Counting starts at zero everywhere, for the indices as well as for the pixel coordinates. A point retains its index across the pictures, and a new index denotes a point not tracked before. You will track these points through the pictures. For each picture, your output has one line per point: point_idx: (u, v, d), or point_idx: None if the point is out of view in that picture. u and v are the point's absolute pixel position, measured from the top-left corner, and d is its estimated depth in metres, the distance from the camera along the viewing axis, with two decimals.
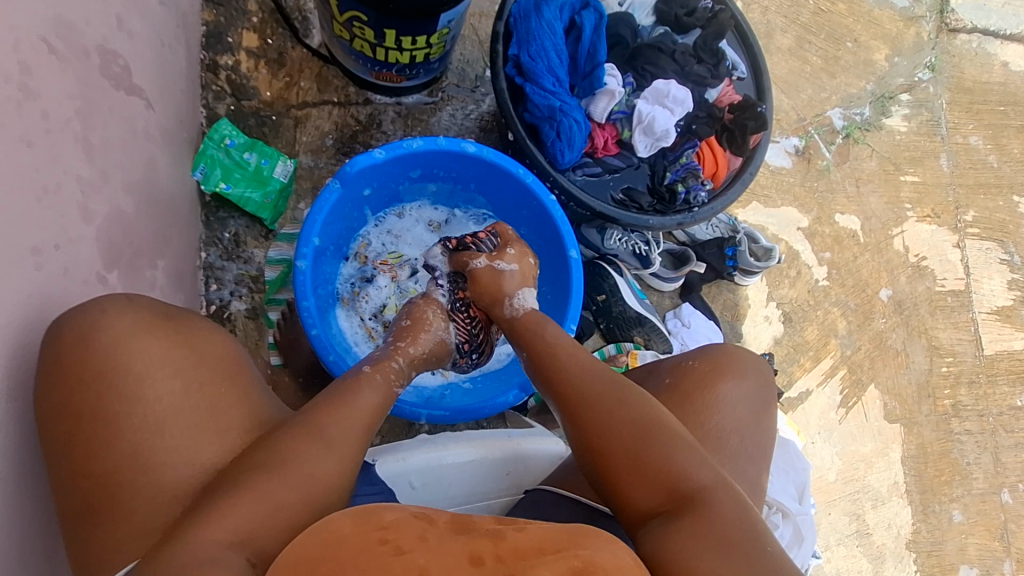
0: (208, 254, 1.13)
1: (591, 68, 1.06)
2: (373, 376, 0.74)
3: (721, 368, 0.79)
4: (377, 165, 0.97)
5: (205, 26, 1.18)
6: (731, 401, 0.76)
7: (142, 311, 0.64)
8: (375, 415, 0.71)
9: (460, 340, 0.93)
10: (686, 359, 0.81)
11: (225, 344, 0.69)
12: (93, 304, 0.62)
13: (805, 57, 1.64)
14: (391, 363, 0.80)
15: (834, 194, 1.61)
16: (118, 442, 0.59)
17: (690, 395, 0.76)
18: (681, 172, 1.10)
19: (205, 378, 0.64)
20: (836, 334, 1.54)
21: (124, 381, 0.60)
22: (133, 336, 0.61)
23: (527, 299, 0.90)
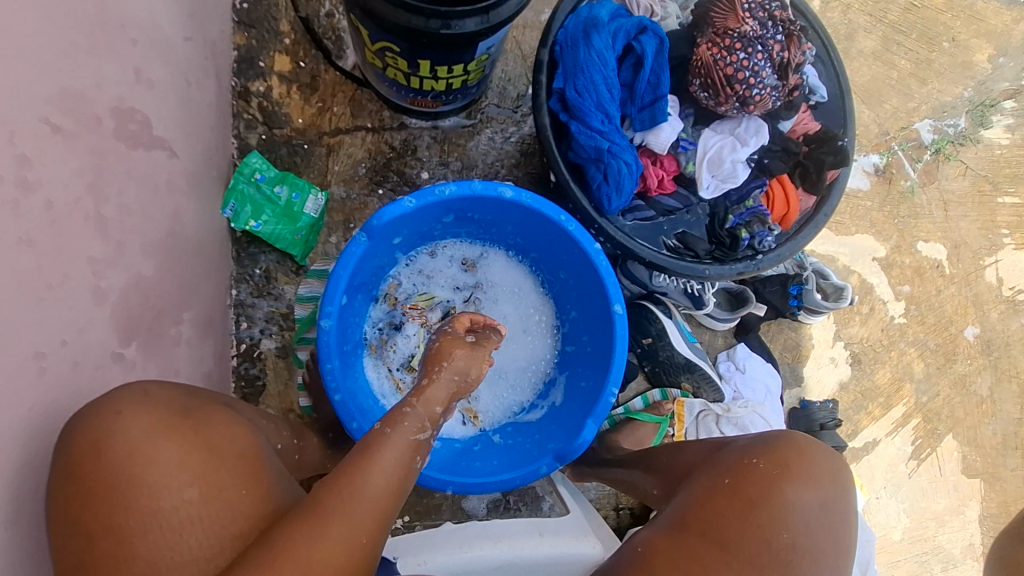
0: (239, 291, 1.11)
1: (653, 98, 0.94)
2: (390, 437, 0.66)
3: (789, 471, 0.72)
4: (407, 213, 0.91)
5: (237, 51, 1.13)
6: (799, 509, 0.69)
7: (160, 411, 0.62)
8: (396, 491, 0.64)
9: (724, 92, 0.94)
10: (748, 457, 0.74)
11: (241, 436, 0.68)
12: (107, 407, 0.59)
13: (892, 61, 1.45)
14: (405, 411, 0.68)
15: (916, 219, 1.43)
16: (133, 561, 0.54)
17: (753, 503, 0.69)
18: (746, 215, 0.98)
19: (222, 479, 0.61)
20: (911, 378, 1.39)
21: (135, 489, 0.57)
22: (150, 440, 0.59)
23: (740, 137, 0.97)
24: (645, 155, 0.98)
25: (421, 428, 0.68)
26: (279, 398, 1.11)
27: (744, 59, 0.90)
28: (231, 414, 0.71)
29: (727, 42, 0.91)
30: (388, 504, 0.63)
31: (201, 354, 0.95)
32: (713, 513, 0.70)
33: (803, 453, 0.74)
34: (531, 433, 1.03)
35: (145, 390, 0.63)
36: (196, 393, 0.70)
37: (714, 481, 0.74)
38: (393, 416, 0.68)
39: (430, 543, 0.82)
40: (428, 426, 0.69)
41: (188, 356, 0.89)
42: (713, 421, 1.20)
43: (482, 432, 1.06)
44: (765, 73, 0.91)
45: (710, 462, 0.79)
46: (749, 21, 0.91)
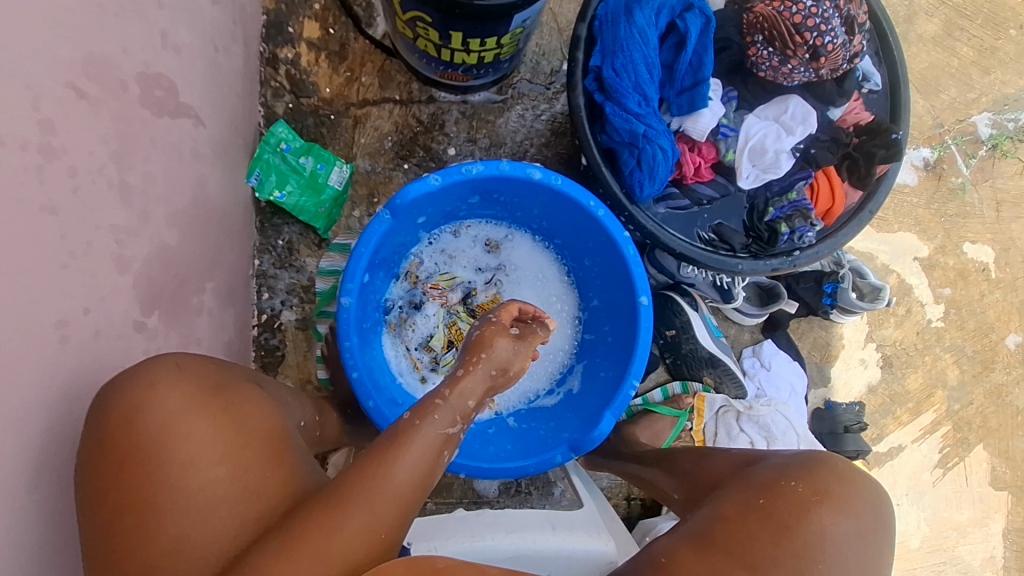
0: (262, 261, 1.11)
1: (694, 82, 0.89)
2: (419, 429, 0.65)
3: (829, 497, 0.67)
4: (432, 191, 0.89)
5: (266, 15, 1.11)
6: (837, 540, 0.64)
7: (192, 387, 0.62)
8: (421, 484, 0.63)
9: (792, 63, 0.86)
10: (784, 478, 0.70)
11: (270, 416, 0.68)
12: (142, 379, 0.59)
13: (953, 48, 1.36)
14: (436, 403, 0.68)
15: (965, 218, 1.35)
16: (158, 535, 0.56)
17: (788, 528, 0.65)
18: (787, 209, 0.92)
19: (249, 459, 0.61)
20: (944, 384, 1.34)
21: (164, 465, 0.57)
22: (181, 416, 0.59)
23: (794, 112, 0.90)
24: (682, 141, 0.93)
25: (453, 422, 0.67)
26: (297, 369, 1.12)
27: (810, 8, 0.82)
28: (260, 391, 0.70)
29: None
30: (410, 497, 0.62)
31: (223, 324, 0.95)
32: (746, 532, 0.66)
33: (846, 479, 0.69)
34: (546, 419, 1.02)
35: (178, 363, 0.63)
36: (229, 367, 0.70)
37: (747, 498, 0.70)
38: (425, 408, 0.67)
39: (444, 531, 0.81)
40: (459, 420, 0.68)
41: (209, 326, 0.90)
42: (733, 417, 1.19)
43: (497, 415, 1.04)
44: (835, 21, 0.83)
45: (741, 479, 0.75)
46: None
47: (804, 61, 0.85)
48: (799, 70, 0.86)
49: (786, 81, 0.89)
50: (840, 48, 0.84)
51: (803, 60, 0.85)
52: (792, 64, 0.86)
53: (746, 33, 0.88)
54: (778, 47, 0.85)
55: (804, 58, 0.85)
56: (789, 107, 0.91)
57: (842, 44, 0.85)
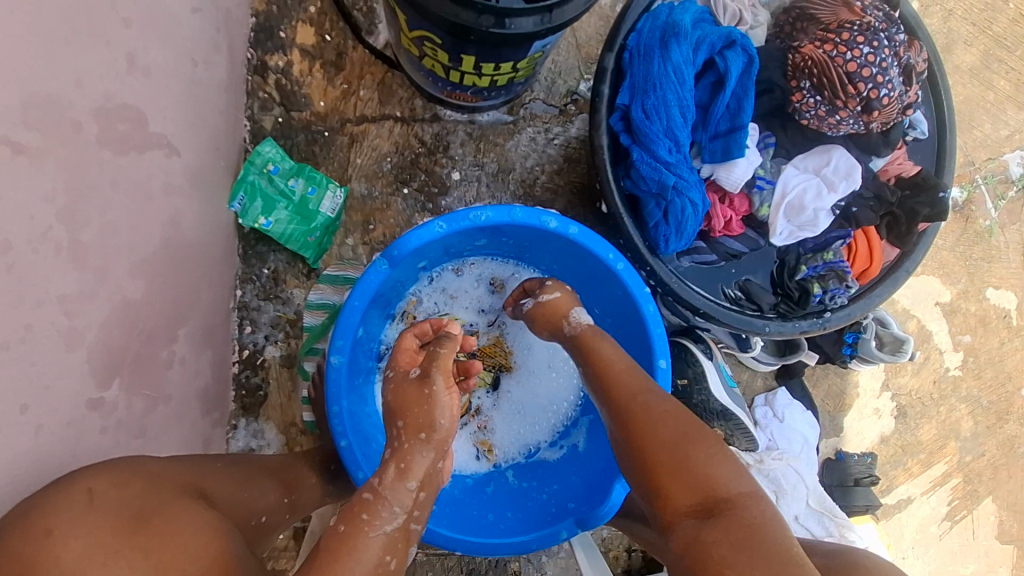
0: (244, 292, 1.01)
1: (730, 127, 0.80)
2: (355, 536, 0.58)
3: None
4: (436, 239, 0.80)
5: (255, 18, 1.00)
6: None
7: (105, 526, 0.48)
8: None
9: (841, 112, 0.77)
10: None
11: (207, 545, 0.54)
12: (35, 525, 0.46)
13: (990, 80, 1.28)
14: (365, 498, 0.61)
15: (990, 263, 1.29)
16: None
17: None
18: (821, 269, 0.85)
19: None
20: (957, 435, 1.29)
21: None
22: (87, 573, 0.46)
23: (836, 165, 0.82)
24: (711, 190, 0.84)
25: (390, 517, 0.60)
26: (280, 411, 1.03)
27: (866, 55, 0.74)
28: (198, 509, 0.57)
29: (846, 36, 0.75)
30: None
31: (197, 372, 0.86)
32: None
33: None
34: (546, 479, 0.94)
35: (89, 492, 0.50)
36: (159, 480, 0.57)
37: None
38: (352, 518, 0.59)
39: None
40: (399, 513, 0.61)
41: (181, 378, 0.81)
42: None
43: (495, 468, 0.97)
44: (893, 71, 0.75)
45: None
46: (871, 14, 0.77)
47: (854, 110, 0.77)
48: (848, 120, 0.78)
49: (831, 131, 0.80)
50: (895, 101, 0.77)
51: (854, 109, 0.77)
52: (841, 114, 0.77)
53: (789, 76, 0.79)
54: (826, 93, 0.76)
55: (856, 107, 0.76)
56: (827, 159, 0.82)
57: (898, 96, 0.77)
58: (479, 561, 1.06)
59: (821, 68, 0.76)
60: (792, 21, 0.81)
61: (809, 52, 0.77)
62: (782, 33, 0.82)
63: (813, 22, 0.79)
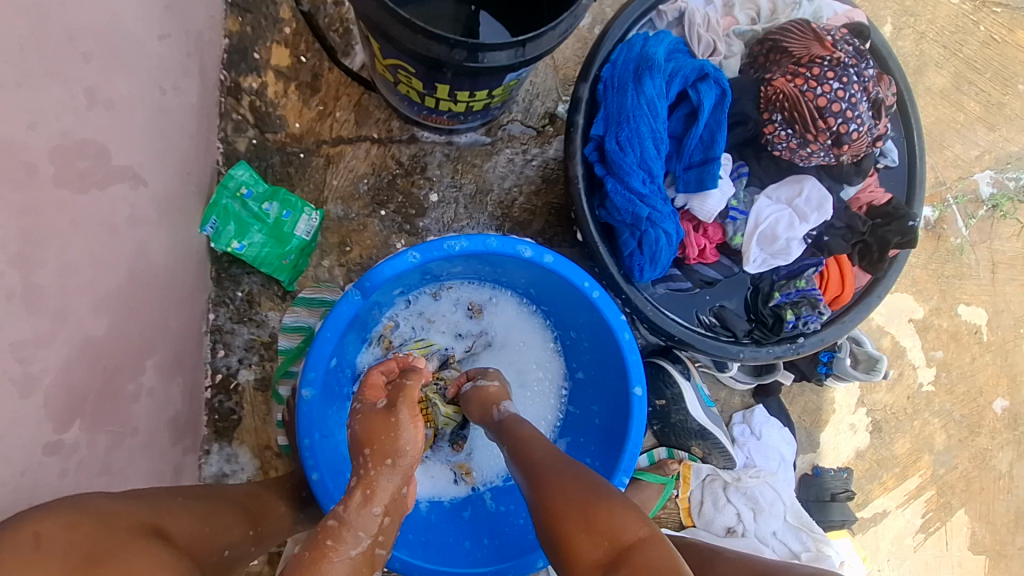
0: (217, 315, 1.00)
1: (703, 158, 0.80)
2: (331, 556, 0.58)
3: None
4: (409, 268, 0.79)
5: (228, 39, 0.99)
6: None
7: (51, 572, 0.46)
8: None
9: (811, 146, 0.78)
10: None
11: None
12: None
13: (960, 102, 1.31)
14: (328, 524, 0.61)
15: (962, 280, 1.32)
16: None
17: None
18: (794, 296, 0.86)
19: None
20: (930, 449, 1.31)
21: None
22: None
23: (807, 197, 0.82)
24: (686, 218, 0.84)
25: (355, 542, 0.60)
26: (255, 434, 1.01)
27: (836, 91, 0.75)
28: (159, 547, 0.54)
29: (816, 71, 0.76)
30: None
31: (167, 400, 0.84)
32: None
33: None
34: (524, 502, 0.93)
35: (37, 535, 0.47)
36: (117, 516, 0.54)
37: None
38: (317, 544, 0.59)
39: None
40: (365, 539, 0.61)
41: (149, 409, 0.79)
42: (720, 486, 1.14)
43: (473, 491, 0.96)
44: (862, 106, 0.76)
45: None
46: (841, 49, 0.78)
47: (824, 144, 0.78)
48: (818, 153, 0.79)
49: (803, 162, 0.81)
50: (864, 135, 0.78)
51: (824, 143, 0.77)
52: (811, 148, 0.78)
53: (761, 108, 0.80)
54: (796, 127, 0.77)
55: (826, 141, 0.77)
56: (799, 190, 0.82)
57: (868, 130, 0.77)
58: None
59: (791, 103, 0.77)
60: (766, 52, 0.82)
61: (781, 87, 0.78)
62: (755, 65, 0.83)
63: (784, 55, 0.79)
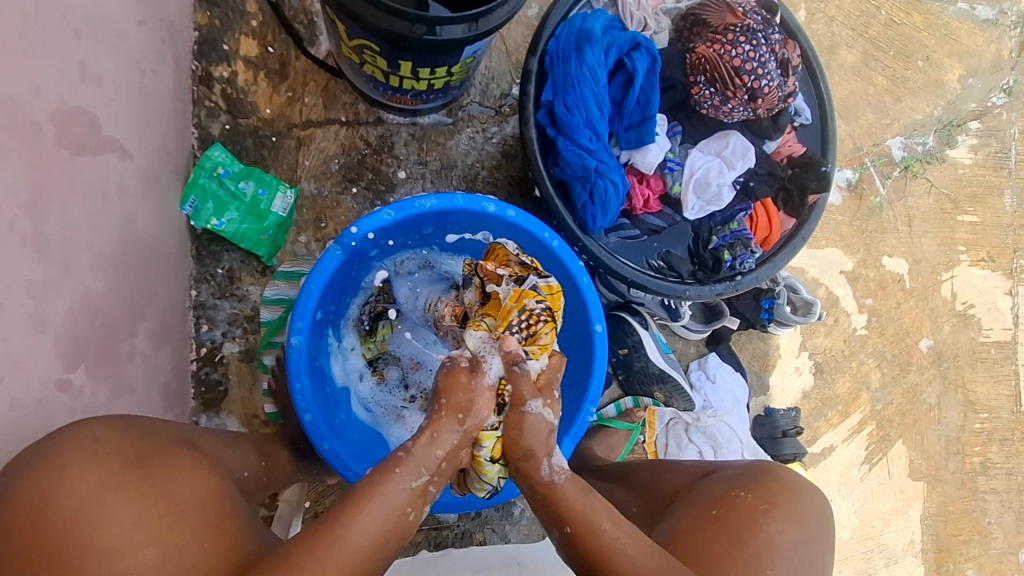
0: (199, 291, 1.05)
1: (641, 119, 0.90)
2: (386, 483, 0.64)
3: (776, 506, 0.78)
4: (385, 225, 0.86)
5: (198, 31, 1.05)
6: (784, 547, 0.74)
7: (110, 463, 0.58)
8: (379, 544, 0.63)
9: (732, 104, 0.89)
10: (735, 490, 0.81)
11: (204, 483, 0.64)
12: (50, 460, 0.55)
13: (869, 77, 1.47)
14: (399, 455, 0.66)
15: (883, 234, 1.47)
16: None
17: (740, 538, 0.74)
18: (730, 238, 0.96)
19: (180, 535, 0.58)
20: (868, 387, 1.45)
21: (84, 558, 0.53)
22: (99, 500, 0.55)
23: (732, 146, 0.93)
24: (632, 173, 0.94)
25: (417, 474, 0.65)
26: (242, 403, 1.07)
27: (747, 53, 0.86)
28: (194, 453, 0.68)
29: (730, 37, 0.87)
30: (365, 558, 0.62)
31: (157, 366, 0.89)
32: (705, 542, 0.74)
33: (792, 492, 0.81)
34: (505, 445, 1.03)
35: (94, 434, 0.59)
36: (156, 429, 0.66)
37: (702, 512, 0.79)
38: (386, 467, 0.65)
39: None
40: (424, 471, 0.65)
41: (143, 371, 0.84)
42: (682, 429, 1.23)
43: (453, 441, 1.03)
44: (771, 65, 0.87)
45: (695, 492, 0.85)
46: (750, 18, 0.90)
47: (742, 101, 0.89)
48: (738, 109, 0.90)
49: (727, 118, 0.92)
50: (777, 91, 0.89)
51: (743, 100, 0.89)
52: (731, 105, 0.89)
53: (687, 74, 0.91)
54: (717, 87, 0.88)
55: (744, 97, 0.88)
56: (726, 142, 0.94)
57: (779, 86, 0.89)
58: (446, 532, 1.12)
59: (710, 67, 0.88)
60: (688, 27, 0.93)
61: (701, 53, 0.89)
62: (681, 37, 0.94)
63: (702, 28, 0.91)
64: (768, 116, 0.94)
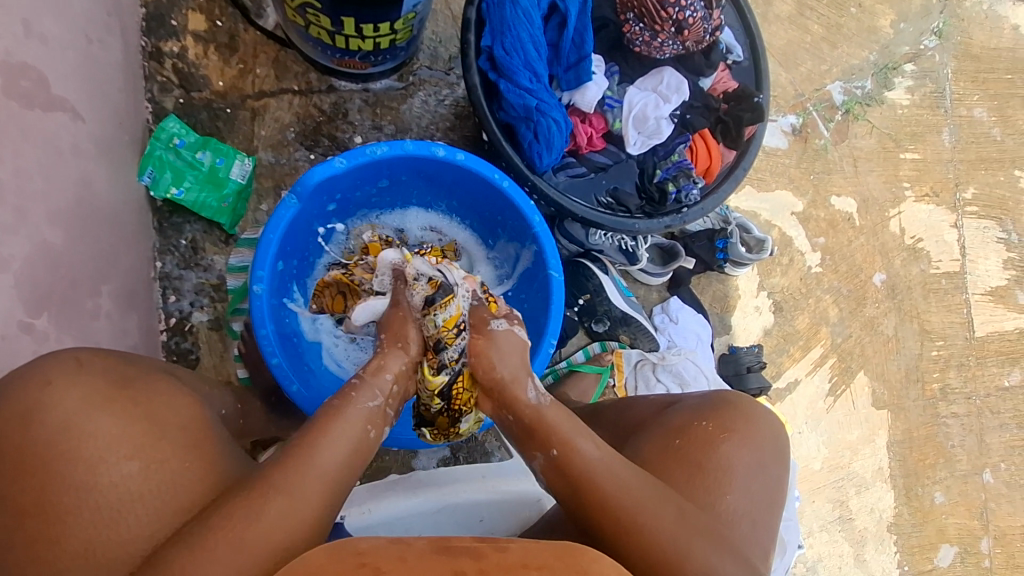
0: (164, 263, 1.07)
1: (578, 58, 0.95)
2: (345, 409, 0.67)
3: (734, 433, 0.79)
4: (337, 173, 0.89)
5: (145, 8, 1.07)
6: (740, 469, 0.76)
7: (95, 383, 0.61)
8: (348, 462, 0.64)
9: (661, 39, 0.95)
10: (695, 420, 0.81)
11: (187, 408, 0.67)
12: (37, 376, 0.58)
13: (805, 26, 1.53)
14: (357, 384, 0.70)
15: (830, 175, 1.53)
16: (69, 540, 0.54)
17: (701, 467, 0.76)
18: (673, 170, 1.00)
19: (165, 451, 0.61)
20: (827, 322, 1.51)
21: (73, 466, 0.56)
22: (86, 413, 0.58)
23: (668, 81, 1.00)
24: (574, 114, 0.99)
25: (372, 396, 0.69)
26: (215, 370, 1.09)
27: None
28: (176, 382, 0.70)
29: None
30: (335, 477, 0.63)
31: (125, 329, 0.91)
32: (668, 472, 0.76)
33: (750, 417, 0.82)
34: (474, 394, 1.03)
35: (77, 359, 0.61)
36: (139, 361, 0.69)
37: (664, 442, 0.80)
38: (345, 393, 0.69)
39: (373, 489, 0.80)
40: (382, 395, 0.70)
41: (109, 331, 0.86)
42: (650, 369, 1.25)
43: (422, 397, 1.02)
44: None
45: (657, 421, 0.85)
46: None
47: (670, 35, 0.95)
48: (668, 44, 0.96)
49: (659, 54, 0.98)
50: (702, 23, 0.94)
51: (671, 35, 0.94)
52: (660, 41, 0.95)
53: (620, 13, 0.97)
54: (646, 23, 0.94)
55: (671, 32, 0.94)
56: (661, 78, 1.00)
57: (705, 18, 0.94)
58: None
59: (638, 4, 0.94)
60: None
61: None
62: None
63: None
64: (699, 50, 1.00)
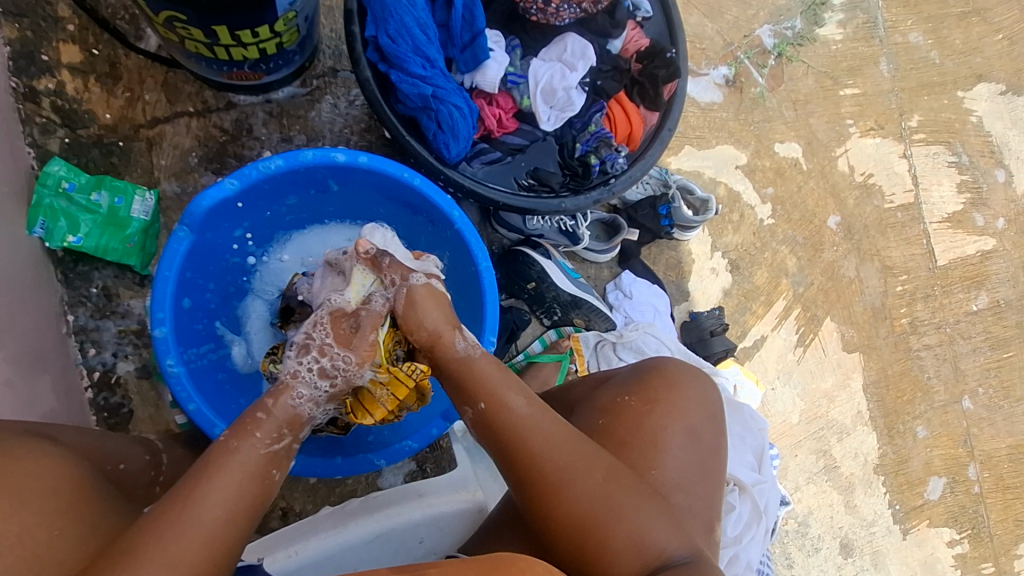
0: (77, 316, 1.01)
1: (472, 36, 0.90)
2: (237, 451, 0.62)
3: (658, 404, 0.78)
4: (231, 197, 0.84)
5: (9, 46, 0.98)
6: (671, 445, 0.76)
7: None
8: (238, 516, 0.60)
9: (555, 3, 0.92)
10: (620, 395, 0.80)
11: (58, 470, 0.62)
12: None
13: None
14: (258, 418, 0.65)
15: (770, 123, 1.49)
16: None
17: (626, 444, 0.75)
18: (592, 141, 0.97)
19: (27, 521, 0.56)
20: (786, 273, 1.48)
21: None
22: None
23: (572, 48, 0.95)
24: (480, 97, 0.95)
25: (277, 437, 0.65)
26: (151, 422, 1.03)
27: None
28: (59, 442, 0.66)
29: None
30: (222, 532, 0.58)
31: (34, 392, 0.86)
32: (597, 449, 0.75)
33: (675, 384, 0.81)
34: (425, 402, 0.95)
35: None
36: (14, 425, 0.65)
37: (590, 421, 0.79)
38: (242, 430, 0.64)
39: (298, 526, 0.78)
40: (285, 432, 0.66)
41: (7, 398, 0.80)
42: (610, 349, 1.21)
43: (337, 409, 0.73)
44: None
45: (589, 399, 0.84)
46: None
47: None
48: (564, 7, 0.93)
49: (558, 20, 0.95)
50: None
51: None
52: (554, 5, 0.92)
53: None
54: None
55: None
56: (563, 40, 0.96)
57: None
58: None
59: None
60: None
61: None
62: None
63: None
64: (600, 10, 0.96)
